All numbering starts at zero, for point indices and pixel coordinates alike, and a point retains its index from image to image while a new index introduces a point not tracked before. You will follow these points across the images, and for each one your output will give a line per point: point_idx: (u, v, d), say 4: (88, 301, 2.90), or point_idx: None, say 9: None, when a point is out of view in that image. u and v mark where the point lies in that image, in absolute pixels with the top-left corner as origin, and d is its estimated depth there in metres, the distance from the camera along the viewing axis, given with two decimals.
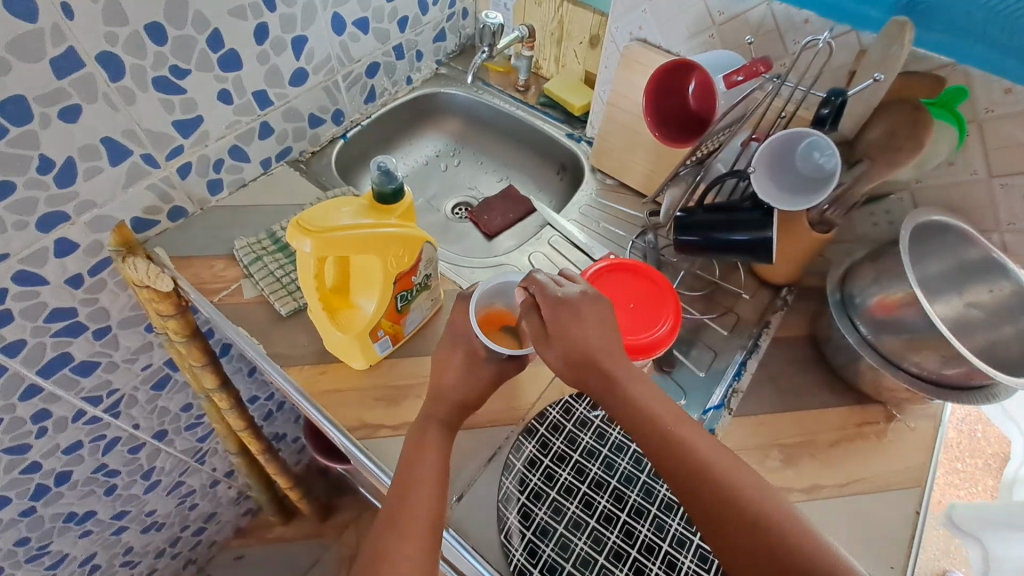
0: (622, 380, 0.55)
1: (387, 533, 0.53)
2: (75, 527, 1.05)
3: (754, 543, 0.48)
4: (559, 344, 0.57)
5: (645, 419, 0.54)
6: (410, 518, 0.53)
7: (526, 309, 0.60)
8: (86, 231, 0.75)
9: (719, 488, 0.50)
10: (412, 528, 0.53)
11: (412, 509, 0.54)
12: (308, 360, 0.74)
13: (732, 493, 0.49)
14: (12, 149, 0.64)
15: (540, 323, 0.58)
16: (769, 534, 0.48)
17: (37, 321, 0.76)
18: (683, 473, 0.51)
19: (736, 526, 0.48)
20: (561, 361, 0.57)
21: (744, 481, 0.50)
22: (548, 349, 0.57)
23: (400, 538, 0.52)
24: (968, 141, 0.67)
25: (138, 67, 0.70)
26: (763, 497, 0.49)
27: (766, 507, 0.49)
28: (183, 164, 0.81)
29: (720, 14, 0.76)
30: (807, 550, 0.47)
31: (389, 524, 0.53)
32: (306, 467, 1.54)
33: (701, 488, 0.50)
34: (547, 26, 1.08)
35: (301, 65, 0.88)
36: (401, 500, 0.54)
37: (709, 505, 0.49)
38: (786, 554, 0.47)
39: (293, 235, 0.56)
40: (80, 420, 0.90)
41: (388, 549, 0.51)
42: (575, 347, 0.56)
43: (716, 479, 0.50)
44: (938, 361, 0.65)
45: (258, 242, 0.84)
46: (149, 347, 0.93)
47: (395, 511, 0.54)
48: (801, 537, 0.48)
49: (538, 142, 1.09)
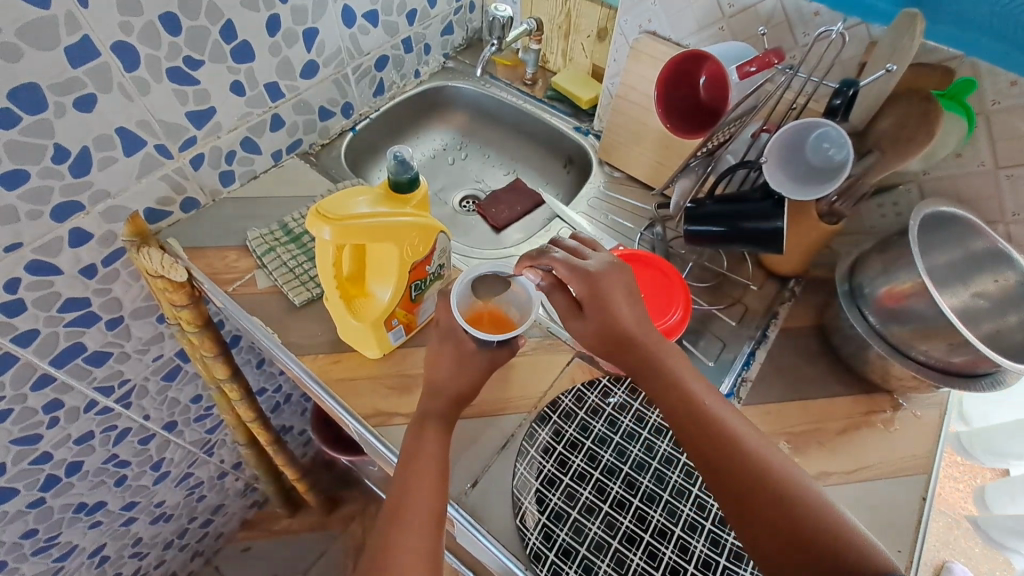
0: (665, 350, 0.57)
1: (393, 525, 0.54)
2: (85, 517, 1.05)
3: (785, 516, 0.49)
4: (597, 319, 0.58)
5: (685, 396, 0.55)
6: (412, 509, 0.55)
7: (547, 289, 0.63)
8: (100, 221, 0.75)
9: (756, 469, 0.51)
10: (417, 519, 0.54)
11: (416, 500, 0.55)
12: (322, 349, 0.75)
13: (767, 479, 0.50)
14: (26, 138, 0.64)
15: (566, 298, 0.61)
16: (798, 523, 0.48)
17: (50, 311, 0.76)
18: (716, 446, 0.52)
19: (766, 507, 0.49)
20: (594, 334, 0.59)
21: (783, 468, 0.51)
22: (580, 323, 0.60)
23: (405, 528, 0.53)
24: (975, 132, 0.68)
25: (152, 58, 0.70)
26: (790, 474, 0.51)
27: (795, 486, 0.50)
28: (196, 156, 0.82)
29: (730, 7, 0.77)
30: (830, 534, 0.48)
31: (394, 516, 0.55)
32: (312, 460, 1.55)
33: (735, 471, 0.51)
34: (554, 20, 1.09)
35: (312, 57, 0.89)
36: (404, 493, 0.56)
37: (745, 488, 0.50)
38: (813, 541, 0.47)
39: (312, 223, 0.57)
40: (91, 411, 0.91)
41: (394, 541, 0.53)
42: (604, 324, 0.58)
43: (752, 465, 0.51)
44: (946, 349, 0.66)
45: (270, 233, 0.85)
46: (160, 338, 0.94)
47: (397, 503, 0.56)
48: (832, 535, 0.48)
49: (545, 135, 1.09)
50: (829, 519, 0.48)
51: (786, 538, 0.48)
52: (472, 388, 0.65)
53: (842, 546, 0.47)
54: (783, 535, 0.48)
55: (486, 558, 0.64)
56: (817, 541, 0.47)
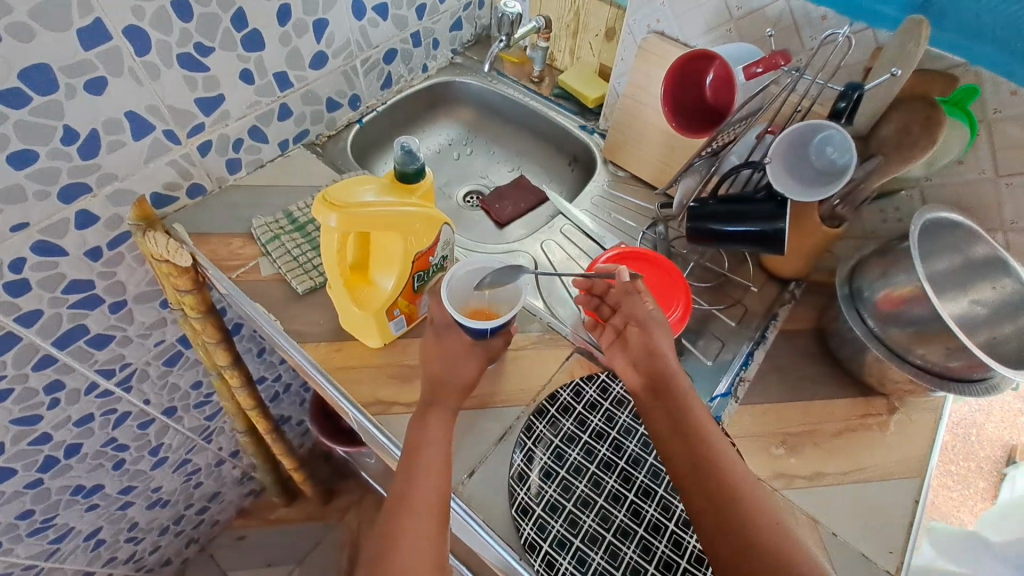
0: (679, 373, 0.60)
1: (397, 513, 0.57)
2: (82, 500, 1.05)
3: (740, 523, 0.53)
4: (650, 322, 0.64)
5: (679, 417, 0.58)
6: (416, 498, 0.57)
7: (625, 290, 0.67)
8: (107, 204, 0.76)
9: (726, 479, 0.54)
10: (421, 508, 0.57)
11: (419, 489, 0.57)
12: (324, 337, 0.75)
13: (727, 490, 0.54)
14: (36, 119, 0.64)
15: (642, 304, 0.65)
16: (751, 533, 0.52)
17: (55, 292, 0.77)
18: (692, 454, 0.56)
19: (728, 514, 0.53)
20: (641, 335, 0.63)
21: (749, 484, 0.55)
22: (640, 328, 0.64)
23: (409, 517, 0.56)
24: (977, 140, 0.69)
25: (163, 43, 0.71)
26: (754, 490, 0.54)
27: (755, 498, 0.54)
28: (204, 142, 0.82)
29: (738, 9, 0.78)
30: (778, 545, 0.52)
31: (398, 504, 0.57)
32: (310, 451, 1.56)
33: (699, 481, 0.55)
34: (563, 18, 1.09)
35: (321, 48, 0.89)
36: (407, 483, 0.58)
37: (710, 505, 0.54)
38: (762, 549, 0.52)
39: (319, 210, 0.57)
40: (92, 393, 0.91)
41: (399, 529, 0.56)
42: (651, 339, 0.62)
43: (722, 484, 0.54)
44: (942, 354, 0.66)
45: (275, 221, 0.85)
46: (162, 323, 0.94)
47: (401, 491, 0.58)
48: (777, 556, 0.51)
49: (551, 133, 1.10)
50: (778, 530, 0.53)
51: (737, 541, 0.52)
52: (470, 376, 0.67)
53: (780, 564, 0.51)
54: (735, 539, 0.52)
55: (483, 549, 0.64)
56: (765, 549, 0.52)
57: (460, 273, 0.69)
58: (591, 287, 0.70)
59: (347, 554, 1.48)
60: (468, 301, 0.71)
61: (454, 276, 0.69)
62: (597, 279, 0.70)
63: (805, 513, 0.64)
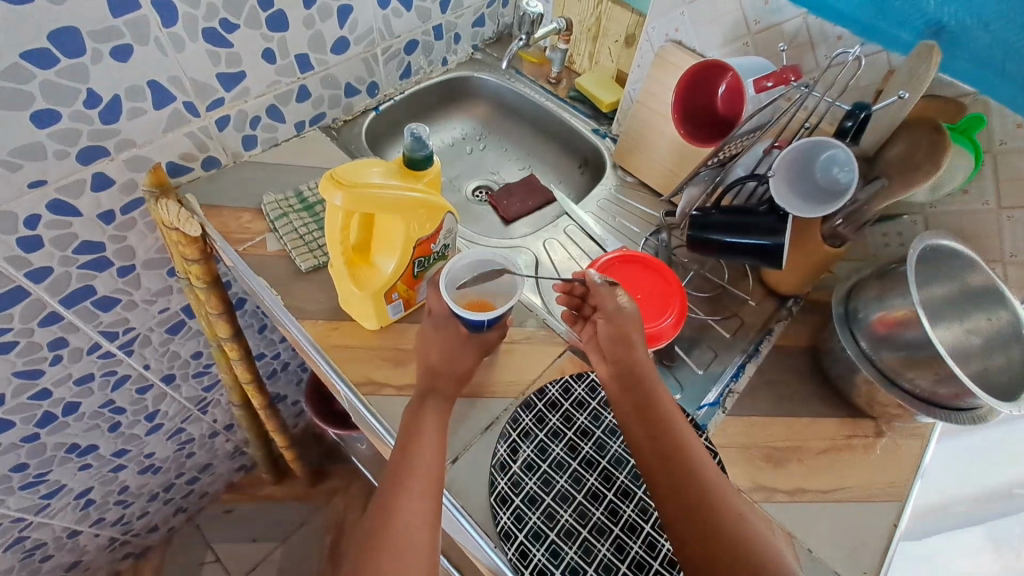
0: (653, 374, 0.64)
1: (392, 495, 0.58)
2: (76, 458, 1.07)
3: (710, 525, 0.55)
4: (620, 322, 0.67)
5: (653, 422, 0.61)
6: (414, 479, 0.59)
7: (593, 285, 0.70)
8: (123, 168, 0.78)
9: (696, 482, 0.57)
10: (416, 487, 0.58)
11: (415, 469, 0.59)
12: (322, 315, 0.77)
13: (697, 491, 0.57)
14: (62, 80, 0.66)
15: (611, 297, 0.68)
16: (719, 534, 0.55)
17: (66, 251, 0.79)
18: (667, 458, 0.59)
19: (699, 515, 0.56)
20: (613, 336, 0.66)
21: (719, 487, 0.58)
22: (609, 319, 0.67)
23: (406, 498, 0.57)
24: (982, 169, 0.69)
25: (190, 16, 0.72)
26: (724, 493, 0.57)
27: (726, 501, 0.57)
28: (222, 117, 0.84)
29: (757, 23, 0.78)
30: (746, 546, 0.54)
31: (395, 485, 0.59)
32: (302, 431, 1.58)
33: (671, 483, 0.58)
34: (584, 22, 1.10)
35: (344, 34, 0.91)
36: (403, 462, 0.60)
37: (679, 502, 0.57)
38: (729, 549, 0.54)
39: (326, 187, 0.59)
40: (94, 353, 0.93)
41: (394, 511, 0.57)
42: (623, 337, 0.66)
43: (690, 481, 0.57)
44: (932, 380, 0.66)
45: (285, 199, 0.87)
46: (168, 291, 0.97)
47: (398, 472, 0.59)
48: (743, 557, 0.54)
49: (563, 134, 1.11)
50: (745, 532, 0.55)
51: (706, 542, 0.55)
52: (463, 366, 0.68)
53: (748, 564, 0.54)
54: (704, 540, 0.55)
55: (462, 535, 0.66)
56: (732, 550, 0.54)
57: (455, 267, 0.70)
58: (571, 288, 0.74)
59: (330, 537, 1.49)
60: (462, 293, 0.71)
61: (451, 268, 0.70)
62: (575, 281, 0.73)
63: (783, 528, 0.64)
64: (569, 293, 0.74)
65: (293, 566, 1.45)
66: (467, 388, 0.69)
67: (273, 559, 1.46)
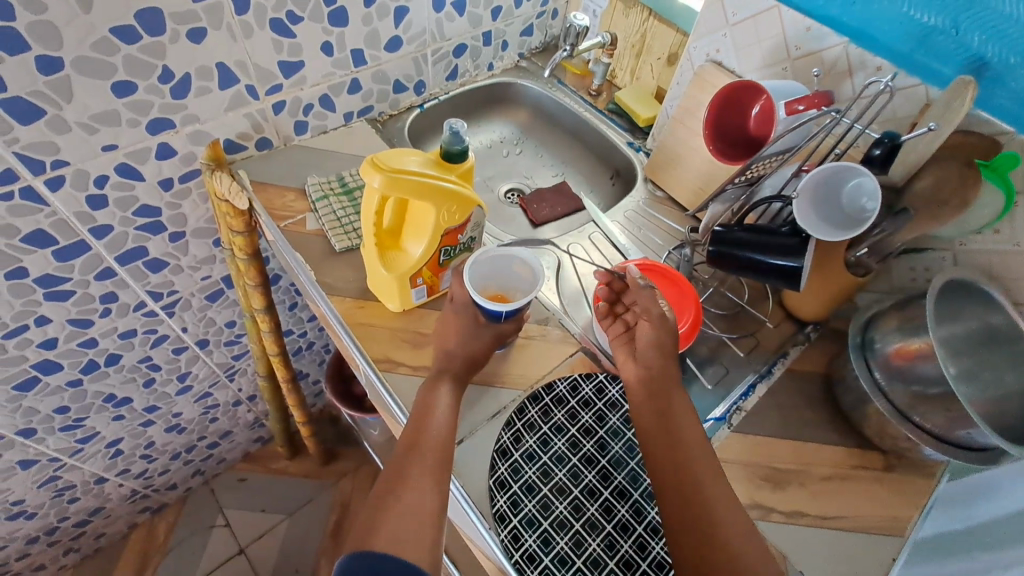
0: (675, 382, 0.66)
1: (406, 461, 0.62)
2: (111, 408, 1.14)
3: (712, 537, 0.56)
4: (661, 328, 0.69)
5: (666, 430, 0.63)
6: (428, 447, 0.62)
7: (633, 284, 0.73)
8: (186, 142, 0.85)
9: (701, 493, 0.58)
10: (428, 454, 0.62)
11: (428, 438, 0.63)
12: (351, 294, 0.81)
13: (704, 502, 0.58)
14: (143, 56, 0.73)
15: (654, 302, 0.71)
16: (721, 546, 0.56)
17: (126, 212, 0.86)
18: (675, 467, 0.60)
19: (704, 525, 0.57)
20: (652, 343, 0.68)
21: (725, 501, 0.58)
22: (651, 323, 0.69)
23: (420, 464, 0.61)
24: (1015, 210, 0.68)
25: (261, 7, 0.78)
26: (730, 507, 0.58)
27: (730, 515, 0.58)
28: (278, 102, 0.91)
29: (797, 49, 0.80)
30: (746, 561, 0.55)
31: (409, 452, 0.62)
32: (320, 411, 1.64)
33: (676, 491, 0.59)
34: (629, 38, 1.13)
35: (398, 33, 0.95)
36: (417, 432, 0.63)
37: (683, 508, 0.58)
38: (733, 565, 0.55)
39: (365, 170, 0.62)
40: (139, 310, 1.00)
41: (407, 475, 0.60)
42: (659, 341, 0.68)
43: (693, 489, 0.59)
44: (945, 419, 0.66)
45: (328, 182, 0.92)
46: (212, 260, 1.03)
47: (412, 440, 0.63)
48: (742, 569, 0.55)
49: (598, 145, 1.14)
50: (747, 546, 0.56)
51: (707, 552, 0.55)
52: (478, 355, 0.71)
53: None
54: (705, 550, 0.56)
55: (461, 518, 0.67)
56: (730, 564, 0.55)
57: (474, 263, 0.72)
58: (611, 281, 0.77)
59: (336, 516, 1.54)
60: (485, 285, 0.75)
61: (472, 263, 0.72)
62: (618, 275, 0.77)
63: (777, 548, 0.65)
64: (609, 286, 0.78)
65: (296, 540, 1.50)
66: (477, 376, 0.72)
67: (278, 531, 1.51)
